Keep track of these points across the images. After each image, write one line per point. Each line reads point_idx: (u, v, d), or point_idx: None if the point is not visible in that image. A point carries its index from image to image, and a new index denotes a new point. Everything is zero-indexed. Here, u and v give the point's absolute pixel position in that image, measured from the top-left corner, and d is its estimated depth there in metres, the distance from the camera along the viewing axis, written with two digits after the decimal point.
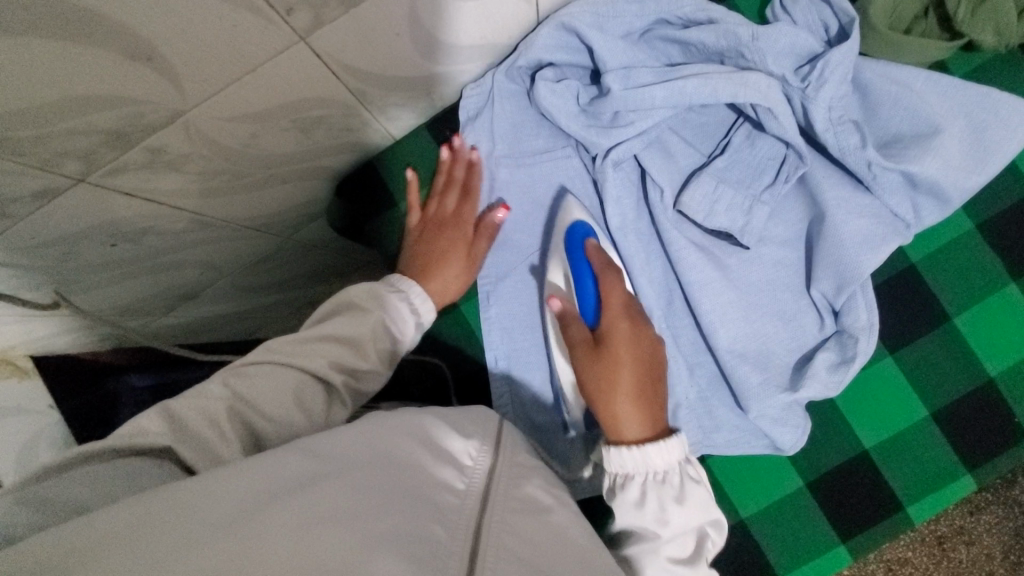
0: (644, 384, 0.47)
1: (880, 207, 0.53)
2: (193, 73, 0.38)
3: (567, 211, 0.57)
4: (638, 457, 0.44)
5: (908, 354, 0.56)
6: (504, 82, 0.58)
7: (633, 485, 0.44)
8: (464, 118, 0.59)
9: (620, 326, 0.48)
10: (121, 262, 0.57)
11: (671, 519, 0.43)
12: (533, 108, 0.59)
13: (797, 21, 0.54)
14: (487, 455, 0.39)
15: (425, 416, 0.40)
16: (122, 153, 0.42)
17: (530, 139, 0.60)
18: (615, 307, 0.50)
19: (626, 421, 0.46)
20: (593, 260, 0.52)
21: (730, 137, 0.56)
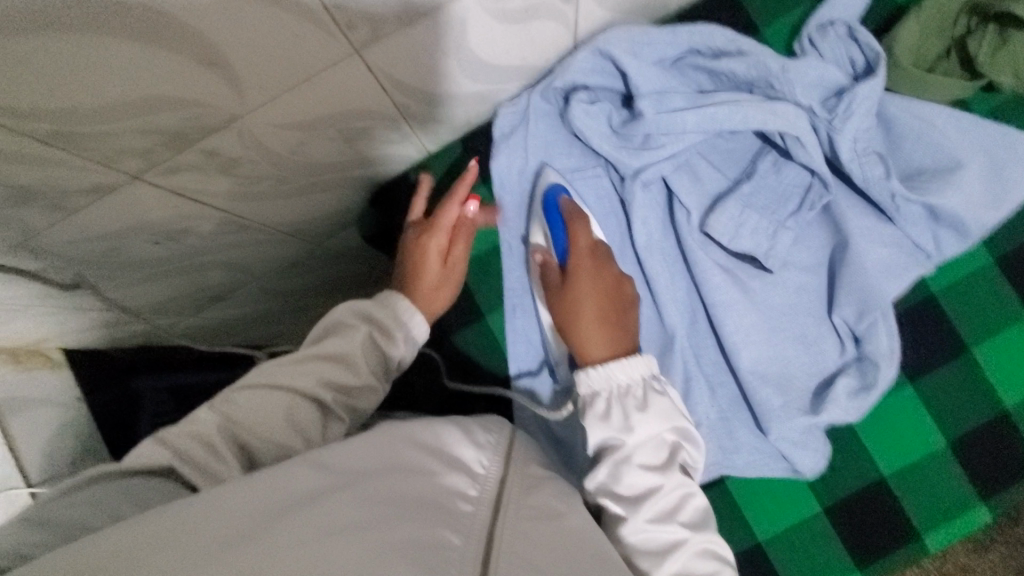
0: (606, 309, 0.52)
1: (901, 237, 0.55)
2: (254, 80, 0.40)
3: (542, 179, 0.60)
4: (602, 371, 0.48)
5: (927, 384, 0.56)
6: (538, 101, 0.59)
7: (599, 399, 0.47)
8: (498, 136, 0.60)
9: (584, 263, 0.54)
10: (159, 262, 0.58)
11: (636, 426, 0.45)
12: (565, 128, 0.61)
13: (824, 54, 0.56)
14: (497, 466, 0.41)
15: (440, 430, 0.42)
16: (179, 153, 0.44)
17: (562, 157, 0.61)
18: (582, 245, 0.54)
19: (592, 345, 0.51)
20: (564, 211, 0.57)
21: (757, 164, 0.57)
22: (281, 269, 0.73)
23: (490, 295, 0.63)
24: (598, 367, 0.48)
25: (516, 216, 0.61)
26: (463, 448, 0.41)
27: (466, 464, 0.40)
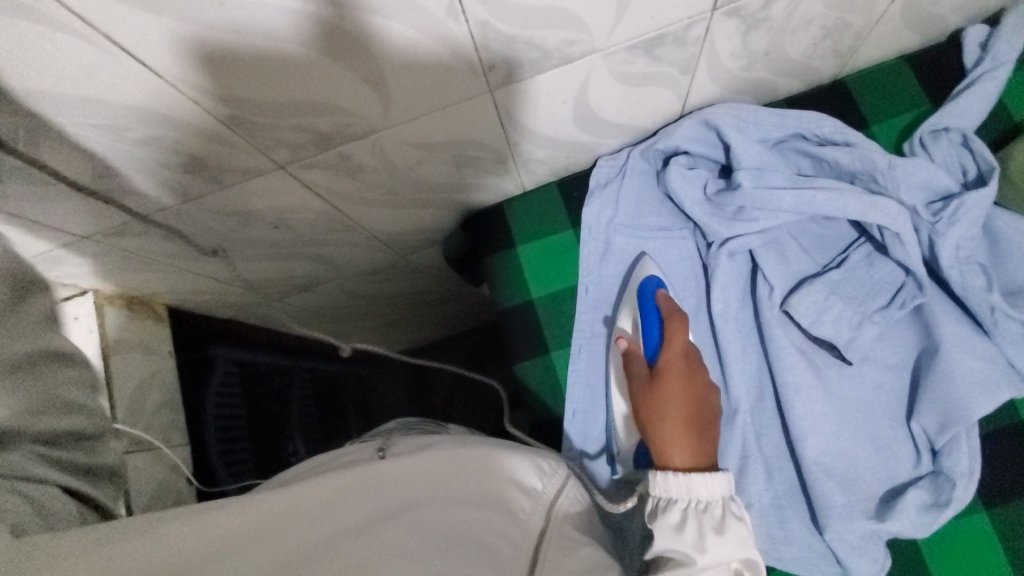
0: (694, 416, 0.49)
1: (997, 353, 0.52)
2: (401, 101, 0.46)
3: (640, 267, 0.60)
4: (683, 482, 0.46)
5: (1009, 517, 0.52)
6: (639, 160, 0.63)
7: (674, 510, 0.45)
8: (595, 184, 0.64)
9: (676, 364, 0.51)
10: (270, 245, 0.64)
11: (708, 547, 0.43)
12: (659, 188, 0.63)
13: (935, 158, 0.56)
14: (538, 516, 0.44)
15: (499, 465, 0.46)
16: (321, 152, 0.49)
17: (651, 216, 0.63)
18: (676, 346, 0.52)
19: (673, 453, 0.48)
20: (661, 307, 0.55)
21: (849, 254, 0.57)
22: (364, 274, 0.78)
23: (560, 332, 0.63)
24: (678, 474, 0.46)
25: (597, 263, 0.63)
26: (510, 488, 0.44)
27: (509, 504, 0.43)
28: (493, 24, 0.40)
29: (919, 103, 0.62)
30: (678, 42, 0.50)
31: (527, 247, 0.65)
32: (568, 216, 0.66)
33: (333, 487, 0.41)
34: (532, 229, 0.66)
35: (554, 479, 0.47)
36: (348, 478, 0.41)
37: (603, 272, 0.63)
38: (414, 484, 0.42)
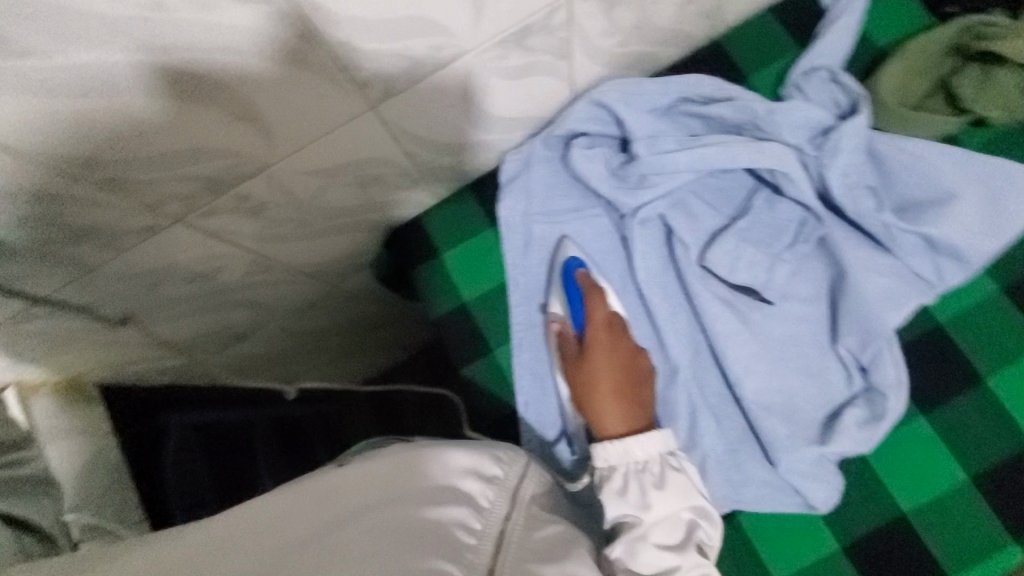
0: (622, 381, 0.55)
1: (901, 267, 0.55)
2: (283, 134, 0.46)
3: (562, 250, 0.63)
4: (621, 447, 0.49)
5: (942, 416, 0.55)
6: (541, 149, 0.64)
7: (617, 476, 0.49)
8: (506, 179, 0.65)
9: (601, 336, 0.57)
10: (193, 299, 0.64)
11: (652, 504, 0.47)
12: (567, 172, 0.65)
13: (810, 97, 0.60)
14: (503, 503, 0.44)
15: (453, 453, 0.45)
16: (216, 198, 0.49)
17: (564, 200, 0.65)
18: (599, 320, 0.58)
19: (609, 418, 0.54)
20: (582, 286, 0.60)
21: (752, 201, 0.60)
22: (298, 308, 0.79)
23: (499, 330, 0.65)
24: (615, 441, 0.50)
25: (521, 256, 0.64)
26: (467, 480, 0.44)
27: (472, 496, 0.43)
28: (353, 44, 0.41)
29: (789, 48, 0.65)
30: (545, 30, 0.51)
31: (452, 255, 0.67)
32: (486, 216, 0.68)
33: (283, 509, 0.40)
34: (455, 236, 0.67)
35: (513, 466, 0.47)
36: (298, 497, 0.41)
37: (528, 263, 0.64)
38: (368, 491, 0.42)
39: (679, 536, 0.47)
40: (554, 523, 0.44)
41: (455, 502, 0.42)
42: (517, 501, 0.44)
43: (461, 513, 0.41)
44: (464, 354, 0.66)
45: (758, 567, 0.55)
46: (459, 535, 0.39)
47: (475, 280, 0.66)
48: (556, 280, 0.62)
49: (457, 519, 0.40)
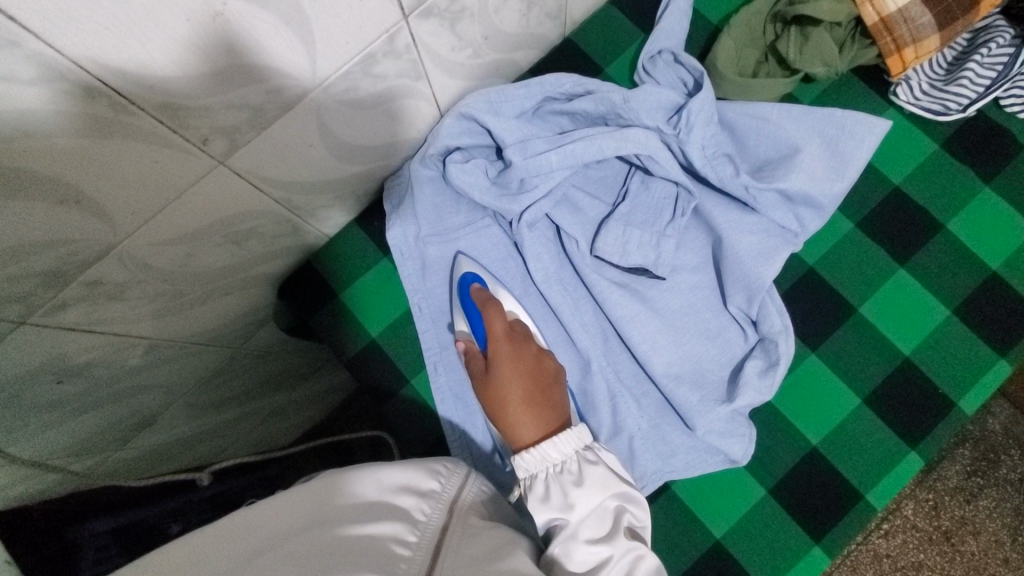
0: (530, 389, 0.54)
1: (767, 222, 0.59)
2: (121, 208, 0.42)
3: (457, 267, 0.63)
4: (536, 454, 0.51)
5: (830, 349, 0.60)
6: (420, 169, 0.64)
7: (538, 482, 0.50)
8: (390, 208, 0.64)
9: (503, 349, 0.56)
10: (69, 400, 0.58)
11: (575, 501, 0.48)
12: (450, 189, 0.65)
13: (659, 80, 0.63)
14: (440, 514, 0.44)
15: (383, 473, 0.45)
16: (61, 290, 0.45)
17: (452, 216, 0.64)
18: (499, 332, 0.57)
19: (521, 428, 0.53)
20: (478, 301, 0.59)
21: (628, 185, 0.63)
22: (205, 379, 0.74)
23: (412, 357, 0.64)
24: (531, 450, 0.51)
25: (420, 281, 0.64)
26: (402, 496, 0.43)
27: (407, 511, 0.42)
28: (174, 103, 0.38)
29: (634, 35, 0.68)
30: (390, 54, 0.50)
31: (349, 292, 0.65)
32: (378, 246, 0.66)
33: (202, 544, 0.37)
34: (351, 272, 0.66)
35: (451, 478, 0.48)
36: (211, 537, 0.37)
37: (429, 285, 0.64)
38: (293, 516, 0.39)
39: (608, 527, 0.47)
40: (494, 527, 0.45)
41: (390, 518, 0.40)
42: (455, 510, 0.45)
43: (395, 527, 0.40)
44: (383, 390, 0.64)
45: (700, 529, 0.57)
46: (395, 548, 0.38)
47: (382, 312, 0.65)
48: (455, 299, 0.62)
49: (392, 535, 0.39)
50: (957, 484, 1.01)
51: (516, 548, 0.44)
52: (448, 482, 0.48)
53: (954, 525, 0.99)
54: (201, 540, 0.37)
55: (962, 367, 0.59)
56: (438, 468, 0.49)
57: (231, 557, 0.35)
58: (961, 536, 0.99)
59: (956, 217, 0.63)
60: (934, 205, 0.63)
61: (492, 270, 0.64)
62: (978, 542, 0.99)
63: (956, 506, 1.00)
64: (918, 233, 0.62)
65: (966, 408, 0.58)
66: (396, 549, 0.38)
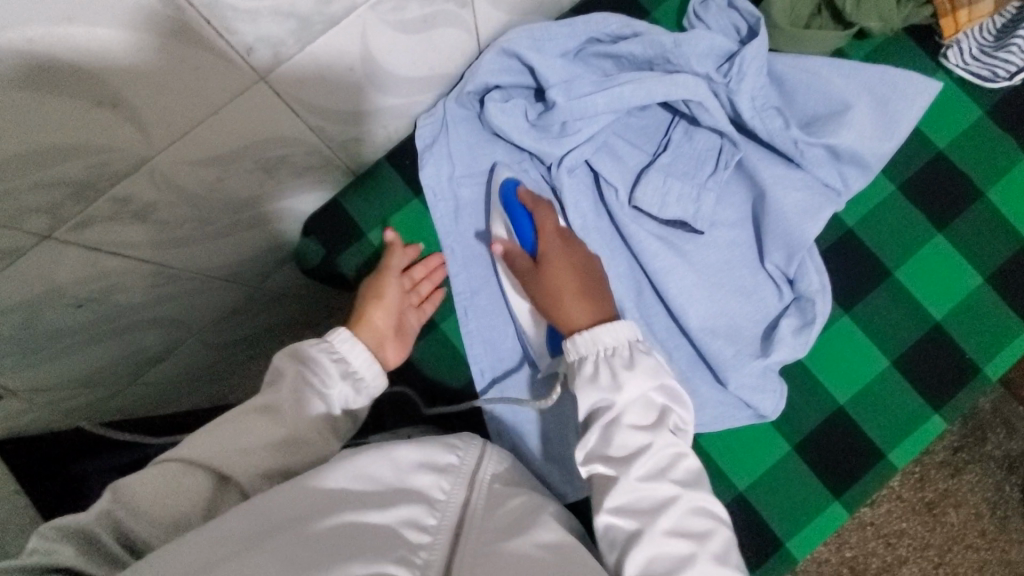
0: (582, 282, 0.53)
1: (812, 179, 0.58)
2: (156, 117, 0.40)
3: (495, 176, 0.61)
4: (589, 336, 0.49)
5: (862, 312, 0.60)
6: (455, 108, 0.61)
7: (587, 363, 0.48)
8: (423, 146, 0.62)
9: (556, 246, 0.55)
10: (82, 329, 0.56)
11: (625, 383, 0.46)
12: (486, 129, 0.62)
13: (711, 25, 0.60)
14: (460, 490, 0.43)
15: (398, 449, 0.44)
16: (89, 205, 0.42)
17: (486, 157, 0.62)
18: (551, 229, 0.56)
19: (578, 326, 0.51)
20: (526, 202, 0.57)
21: (670, 135, 0.61)
22: (220, 318, 0.73)
23: (440, 303, 0.64)
24: (586, 332, 0.49)
25: (452, 223, 0.62)
26: (420, 474, 0.43)
27: (425, 492, 0.42)
28: (223, 2, 0.35)
29: None
30: None
31: (377, 233, 0.64)
32: (408, 188, 0.64)
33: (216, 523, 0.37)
34: (379, 213, 0.64)
35: (469, 451, 0.47)
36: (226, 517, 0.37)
37: (461, 228, 0.62)
38: (309, 498, 0.39)
39: (651, 418, 0.46)
40: (519, 494, 0.45)
41: (407, 501, 0.40)
42: (476, 484, 0.44)
43: (414, 511, 0.40)
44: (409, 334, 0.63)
45: (723, 481, 0.58)
46: (411, 535, 0.38)
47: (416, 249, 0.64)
48: (497, 205, 0.60)
49: (410, 518, 0.39)
50: (944, 458, 0.95)
51: (544, 512, 0.44)
52: (467, 454, 0.46)
53: (938, 497, 0.94)
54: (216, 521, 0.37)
55: (990, 334, 0.59)
56: (455, 442, 0.47)
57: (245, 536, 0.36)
58: (943, 508, 0.93)
59: (998, 185, 0.62)
60: (976, 171, 0.62)
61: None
62: (959, 514, 0.93)
63: (942, 478, 0.94)
64: (958, 199, 0.62)
65: (990, 374, 0.58)
66: (411, 536, 0.38)
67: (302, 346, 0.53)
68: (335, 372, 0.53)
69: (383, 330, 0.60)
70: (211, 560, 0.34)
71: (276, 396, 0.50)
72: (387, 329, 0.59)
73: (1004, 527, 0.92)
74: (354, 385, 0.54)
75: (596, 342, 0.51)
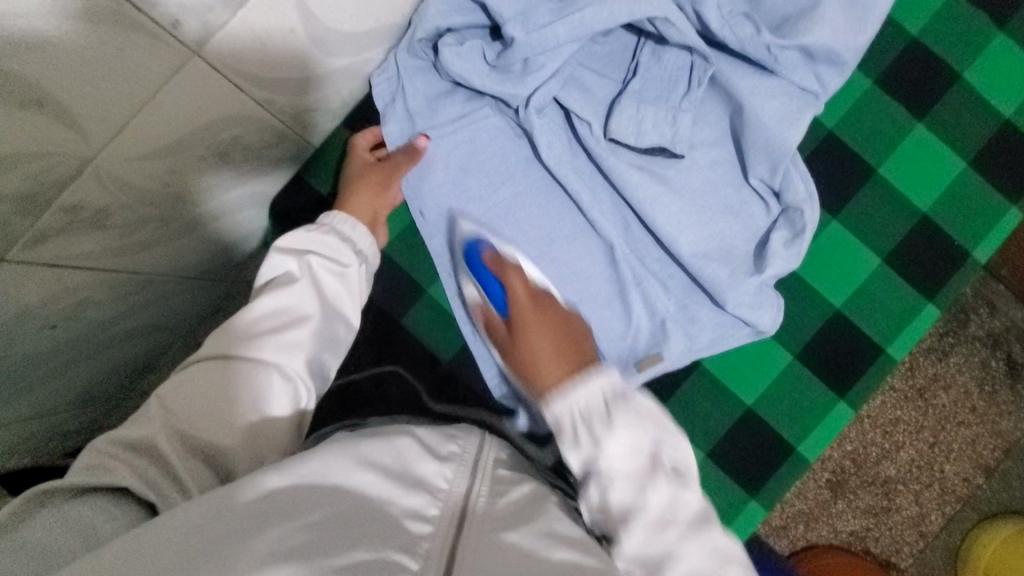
0: (599, 387, 0.49)
1: (787, 85, 0.56)
2: (89, 110, 0.36)
3: (459, 231, 0.59)
4: (562, 401, 0.46)
5: (850, 214, 0.60)
6: (409, 59, 0.58)
7: (568, 384, 0.47)
8: (381, 105, 0.59)
9: (527, 314, 0.52)
10: (63, 350, 0.54)
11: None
12: (443, 78, 0.59)
13: None
14: (463, 478, 0.43)
15: (393, 442, 0.43)
16: (38, 218, 0.39)
17: (447, 106, 0.59)
18: (561, 342, 0.51)
19: (543, 376, 0.50)
20: (512, 314, 0.54)
21: (638, 58, 0.58)
22: (204, 317, 0.71)
23: (425, 266, 0.63)
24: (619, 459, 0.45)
25: (418, 182, 0.60)
26: (423, 463, 0.42)
27: (426, 480, 0.41)
28: None
29: None
30: None
31: None
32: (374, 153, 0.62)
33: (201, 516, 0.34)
34: None
35: (467, 441, 0.47)
36: (231, 489, 0.36)
37: (432, 188, 0.60)
38: (306, 484, 0.37)
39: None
40: (523, 485, 0.46)
41: (415, 489, 0.40)
42: (479, 469, 0.44)
43: (417, 503, 0.39)
44: (400, 303, 0.63)
45: (731, 398, 0.60)
46: (412, 525, 0.37)
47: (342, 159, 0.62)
48: (463, 265, 0.58)
49: (413, 509, 0.38)
50: (929, 343, 0.97)
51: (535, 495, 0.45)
52: (466, 443, 0.47)
53: (928, 381, 0.96)
54: (219, 494, 0.36)
55: (978, 218, 0.59)
56: (455, 432, 0.48)
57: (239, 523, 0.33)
58: (933, 390, 0.96)
59: (974, 65, 0.60)
60: (951, 54, 0.60)
61: (492, 169, 0.60)
62: (948, 395, 0.96)
63: (930, 363, 0.96)
64: (935, 86, 0.60)
65: (979, 258, 0.59)
66: (414, 527, 0.37)
67: (310, 233, 0.54)
68: (350, 252, 0.55)
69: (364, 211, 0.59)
70: (215, 538, 0.32)
71: (298, 281, 0.51)
72: (371, 213, 0.59)
73: (992, 401, 0.96)
74: (365, 263, 0.56)
75: (556, 374, 0.49)
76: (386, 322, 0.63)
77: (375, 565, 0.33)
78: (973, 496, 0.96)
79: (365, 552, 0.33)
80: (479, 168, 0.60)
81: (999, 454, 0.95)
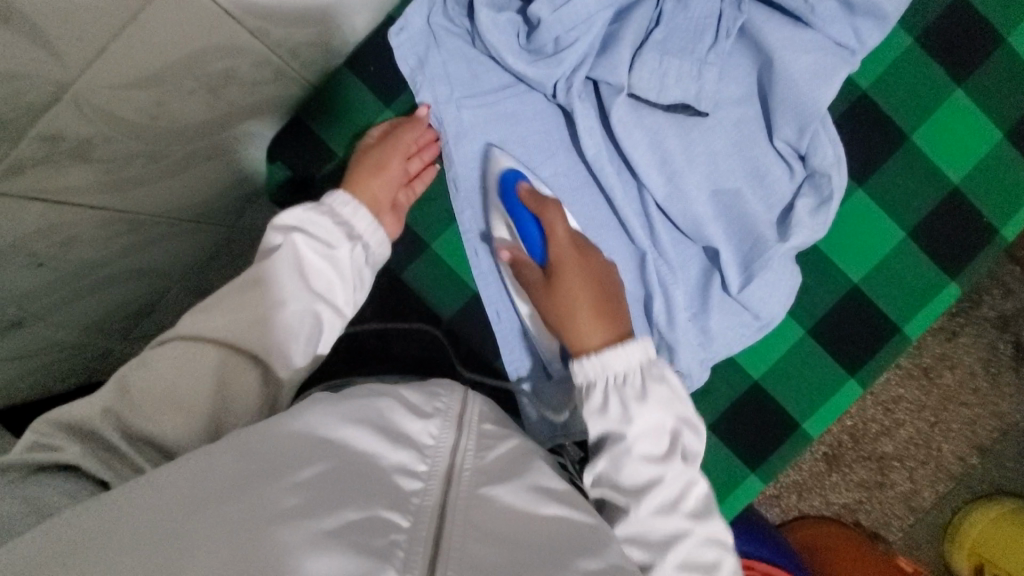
0: (598, 300, 0.49)
1: (823, 39, 0.51)
2: (67, 35, 0.33)
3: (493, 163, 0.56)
4: (597, 361, 0.46)
5: (876, 184, 0.57)
6: (443, 22, 0.56)
7: (596, 390, 0.45)
8: (411, 68, 0.56)
9: (568, 251, 0.50)
10: (56, 287, 0.52)
11: (635, 416, 0.44)
12: (477, 49, 0.56)
13: None
14: (449, 433, 0.41)
15: (381, 399, 0.41)
16: (14, 149, 0.37)
17: (484, 78, 0.57)
18: (561, 236, 0.51)
19: (588, 332, 0.48)
20: (529, 202, 0.53)
21: (662, 5, 0.53)
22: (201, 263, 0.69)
23: (428, 221, 0.61)
24: (592, 357, 0.46)
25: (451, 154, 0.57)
26: (408, 422, 0.40)
27: (413, 437, 0.39)
28: None
29: None
30: None
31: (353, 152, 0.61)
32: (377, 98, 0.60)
33: (184, 482, 0.31)
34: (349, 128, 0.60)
35: (452, 396, 0.45)
36: (199, 458, 0.33)
37: (462, 159, 0.57)
38: (293, 436, 0.35)
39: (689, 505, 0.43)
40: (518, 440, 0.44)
41: (402, 446, 0.38)
42: (465, 424, 0.42)
43: (406, 459, 0.37)
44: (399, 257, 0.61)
45: (737, 372, 0.58)
46: (403, 482, 0.35)
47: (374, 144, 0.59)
48: (496, 201, 0.55)
49: (401, 465, 0.37)
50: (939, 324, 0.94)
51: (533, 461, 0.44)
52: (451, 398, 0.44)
53: (933, 360, 0.94)
54: (191, 461, 0.33)
55: (1009, 194, 0.56)
56: (437, 391, 0.45)
57: (221, 484, 0.31)
58: (938, 370, 0.94)
59: None
60: (1003, 11, 0.55)
61: (533, 146, 0.57)
62: (954, 376, 0.94)
63: (937, 343, 0.94)
64: (979, 47, 0.56)
65: (1007, 236, 0.56)
66: (406, 483, 0.35)
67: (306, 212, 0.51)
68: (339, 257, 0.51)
69: (379, 199, 0.57)
70: (196, 500, 0.30)
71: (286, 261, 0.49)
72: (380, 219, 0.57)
73: (997, 383, 0.94)
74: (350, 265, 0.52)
75: (601, 332, 0.48)
76: (383, 275, 0.61)
77: (368, 525, 0.31)
78: (967, 476, 0.95)
79: (357, 511, 0.31)
80: (516, 144, 0.57)
81: (997, 436, 0.94)
